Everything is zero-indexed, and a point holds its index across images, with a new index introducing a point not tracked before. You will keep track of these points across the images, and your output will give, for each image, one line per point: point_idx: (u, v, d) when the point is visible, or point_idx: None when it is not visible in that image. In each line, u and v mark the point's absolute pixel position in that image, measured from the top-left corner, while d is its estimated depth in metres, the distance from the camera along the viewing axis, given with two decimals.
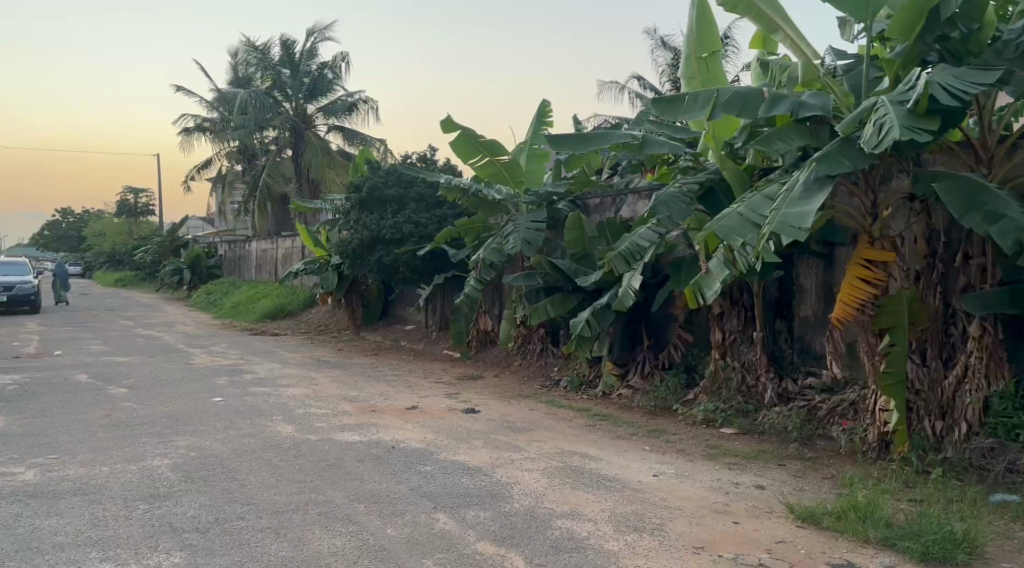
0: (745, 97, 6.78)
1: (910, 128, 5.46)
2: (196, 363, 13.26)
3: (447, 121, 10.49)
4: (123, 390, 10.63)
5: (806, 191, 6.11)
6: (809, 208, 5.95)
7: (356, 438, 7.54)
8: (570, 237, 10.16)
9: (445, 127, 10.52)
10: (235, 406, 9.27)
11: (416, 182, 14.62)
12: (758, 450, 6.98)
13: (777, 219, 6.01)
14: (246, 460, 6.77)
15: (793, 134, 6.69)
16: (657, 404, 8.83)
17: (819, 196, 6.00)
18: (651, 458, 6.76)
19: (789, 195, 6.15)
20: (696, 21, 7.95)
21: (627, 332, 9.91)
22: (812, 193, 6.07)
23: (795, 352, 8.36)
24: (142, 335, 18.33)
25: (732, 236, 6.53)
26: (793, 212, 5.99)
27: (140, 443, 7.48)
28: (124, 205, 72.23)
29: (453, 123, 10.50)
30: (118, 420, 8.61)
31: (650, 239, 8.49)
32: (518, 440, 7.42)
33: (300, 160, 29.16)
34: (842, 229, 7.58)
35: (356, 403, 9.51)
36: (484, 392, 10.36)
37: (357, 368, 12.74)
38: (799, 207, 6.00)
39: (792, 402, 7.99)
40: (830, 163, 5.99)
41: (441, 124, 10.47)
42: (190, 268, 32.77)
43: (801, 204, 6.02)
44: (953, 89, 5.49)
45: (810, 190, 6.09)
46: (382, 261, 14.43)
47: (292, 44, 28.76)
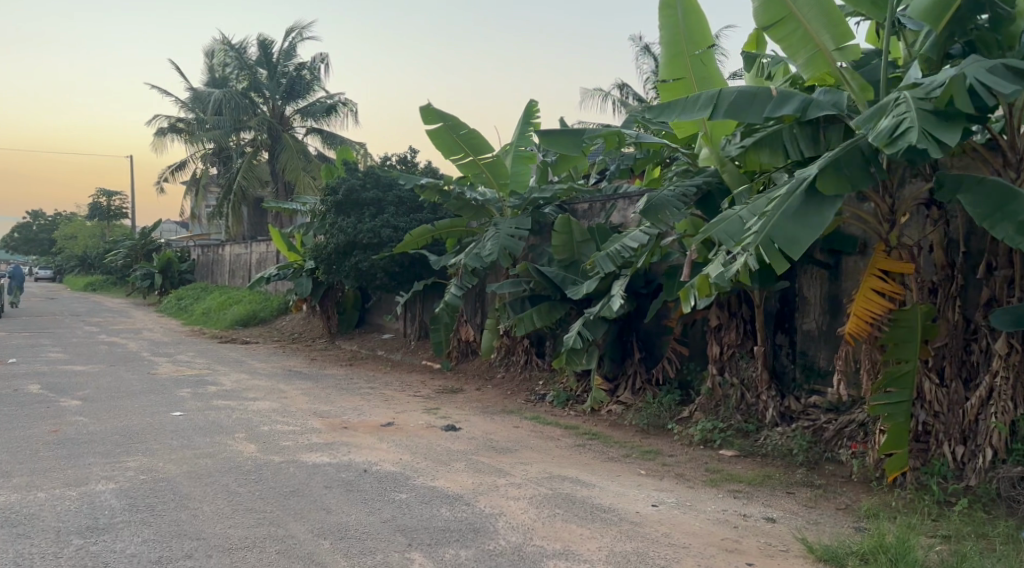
0: (749, 97, 6.21)
1: (930, 134, 4.94)
2: (160, 373, 12.50)
3: (427, 110, 9.91)
4: (76, 402, 9.89)
5: (806, 203, 5.59)
6: (804, 233, 5.47)
7: (324, 459, 6.89)
8: (559, 241, 9.62)
9: (425, 117, 9.94)
10: (195, 421, 8.57)
11: (395, 184, 14.01)
12: (764, 476, 6.44)
13: (766, 234, 5.52)
14: (201, 486, 6.10)
15: (788, 140, 6.35)
16: (650, 422, 8.28)
17: (819, 221, 5.50)
18: (648, 485, 6.18)
19: (786, 206, 5.60)
20: (682, 18, 7.37)
21: (618, 343, 9.34)
22: (812, 210, 5.56)
23: (797, 368, 7.82)
24: (106, 342, 17.48)
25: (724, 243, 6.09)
26: (788, 230, 5.50)
27: (85, 464, 6.77)
28: (97, 208, 70.79)
29: (434, 113, 9.92)
30: (64, 436, 7.88)
31: (641, 241, 8.10)
32: (503, 462, 6.81)
33: (276, 162, 28.44)
34: (851, 237, 7.07)
35: (327, 418, 8.85)
36: (464, 407, 9.74)
37: (331, 379, 12.09)
38: (794, 226, 5.50)
39: (795, 421, 7.46)
40: (831, 179, 5.50)
41: (420, 112, 9.90)
42: (161, 272, 31.83)
43: (798, 225, 5.51)
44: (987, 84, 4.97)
45: (810, 204, 5.58)
46: (359, 267, 13.79)
47: (270, 44, 28.11)
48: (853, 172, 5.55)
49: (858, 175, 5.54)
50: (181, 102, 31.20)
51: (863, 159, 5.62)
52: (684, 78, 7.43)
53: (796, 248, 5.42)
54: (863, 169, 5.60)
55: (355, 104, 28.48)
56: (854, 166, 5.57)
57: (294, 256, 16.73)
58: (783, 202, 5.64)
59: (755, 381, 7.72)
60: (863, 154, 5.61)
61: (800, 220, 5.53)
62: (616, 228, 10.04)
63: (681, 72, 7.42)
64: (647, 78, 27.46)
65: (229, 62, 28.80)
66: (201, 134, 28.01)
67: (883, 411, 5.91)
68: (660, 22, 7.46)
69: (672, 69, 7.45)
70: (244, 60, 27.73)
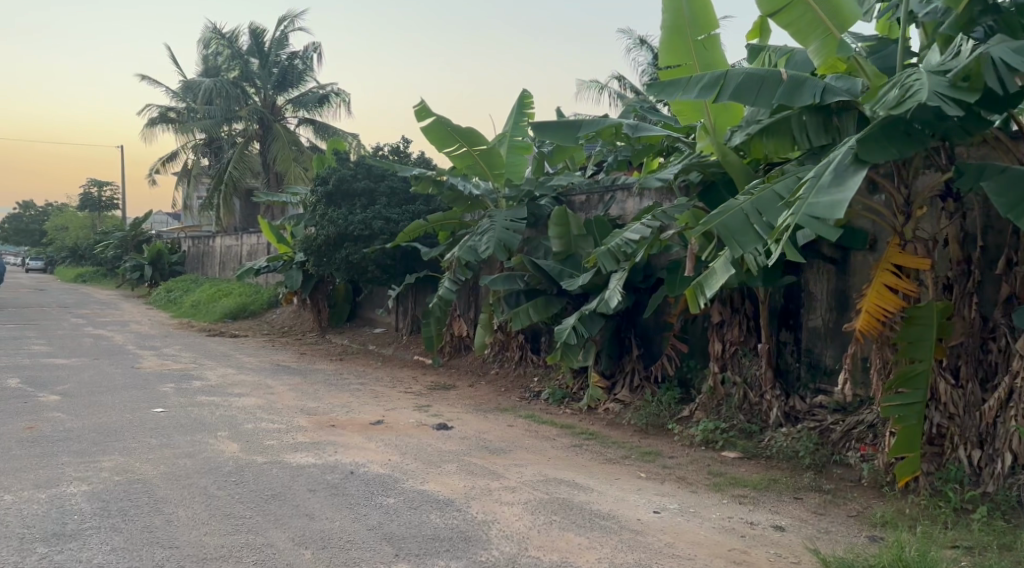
0: (760, 80, 5.88)
1: (941, 96, 4.83)
2: (144, 368, 12.15)
3: (421, 107, 9.57)
4: (55, 397, 9.53)
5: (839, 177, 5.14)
6: (843, 192, 4.90)
7: (310, 459, 6.58)
8: (554, 234, 9.28)
9: (418, 114, 9.61)
10: (177, 419, 8.23)
11: (387, 174, 13.68)
12: (768, 480, 6.14)
13: (803, 206, 4.97)
14: (178, 488, 5.78)
15: (800, 129, 6.03)
16: (650, 421, 7.98)
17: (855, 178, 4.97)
18: (649, 489, 5.87)
19: (819, 183, 5.11)
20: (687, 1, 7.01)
21: (615, 340, 9.03)
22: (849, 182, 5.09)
23: (802, 367, 7.52)
24: (91, 334, 17.11)
25: (741, 241, 5.65)
26: (827, 197, 4.94)
27: (57, 463, 6.45)
28: (88, 198, 70.09)
29: (427, 110, 9.58)
30: (38, 433, 7.54)
31: (642, 234, 7.73)
32: (497, 464, 6.51)
33: (267, 153, 28.06)
34: (861, 231, 6.78)
35: (314, 416, 8.53)
36: (457, 405, 9.42)
37: (319, 374, 11.76)
38: (831, 192, 4.96)
39: (800, 421, 7.18)
40: (871, 147, 5.02)
41: (413, 111, 9.56)
42: (151, 263, 31.41)
43: (833, 190, 4.97)
44: (1009, 59, 4.86)
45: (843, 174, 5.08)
46: (350, 259, 13.46)
47: (262, 33, 27.68)
48: (895, 146, 5.05)
49: (899, 145, 5.06)
50: (171, 92, 30.75)
51: (903, 133, 5.11)
52: (686, 64, 7.12)
53: (841, 205, 4.80)
54: (903, 139, 5.10)
55: (348, 94, 28.09)
56: (894, 139, 5.08)
57: (284, 249, 16.39)
58: (813, 180, 5.18)
59: (759, 380, 7.41)
60: (904, 128, 5.12)
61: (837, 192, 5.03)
62: (614, 220, 9.76)
63: (683, 57, 7.11)
64: (643, 70, 27.11)
65: (220, 51, 28.37)
66: (192, 124, 27.59)
67: (895, 413, 5.62)
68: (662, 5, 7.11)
69: (670, 54, 7.15)
70: (235, 49, 27.30)
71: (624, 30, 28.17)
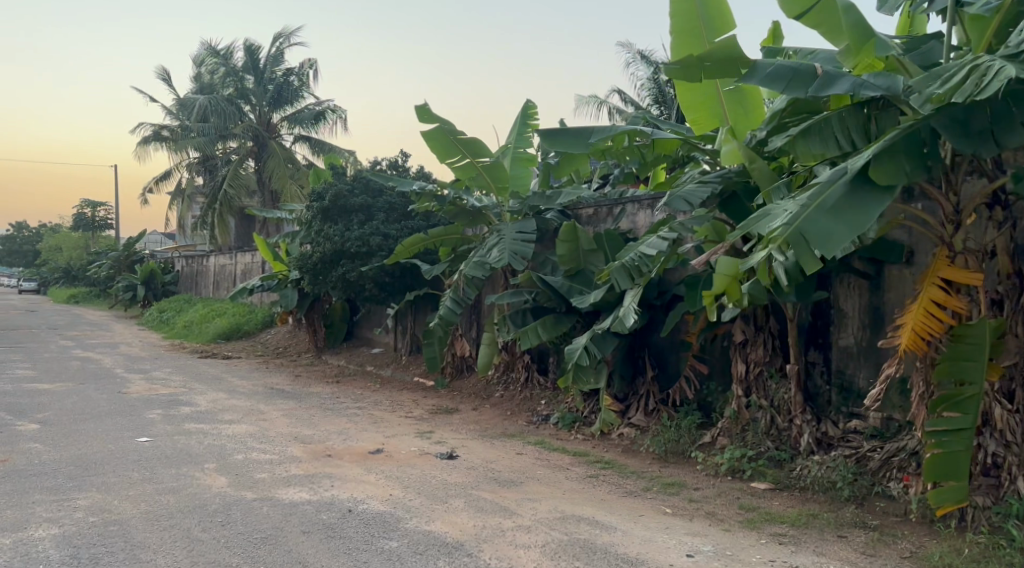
0: (793, 72, 5.46)
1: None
2: (130, 393, 11.59)
3: (423, 110, 9.11)
4: (33, 426, 8.97)
5: (851, 193, 4.84)
6: (840, 229, 4.70)
7: (304, 496, 6.04)
8: (563, 252, 8.82)
9: (421, 116, 9.14)
10: (162, 450, 7.67)
11: (385, 189, 13.21)
12: (807, 515, 5.64)
13: (796, 225, 4.80)
14: (158, 531, 5.22)
15: (842, 129, 5.45)
16: (669, 448, 7.45)
17: (855, 212, 4.74)
18: (678, 528, 5.35)
19: (824, 196, 4.88)
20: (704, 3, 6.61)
21: (629, 360, 8.54)
22: (857, 201, 4.79)
23: (833, 390, 7.02)
24: (79, 357, 16.54)
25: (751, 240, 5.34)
26: (826, 220, 4.75)
27: (29, 502, 5.89)
28: (82, 219, 69.60)
29: (430, 113, 9.13)
30: (11, 467, 6.99)
31: (659, 250, 7.16)
32: (508, 499, 5.96)
33: (263, 170, 27.62)
34: (897, 244, 6.31)
35: (310, 445, 7.99)
36: (461, 430, 8.90)
37: (315, 398, 11.21)
38: (830, 220, 4.75)
39: (834, 449, 6.64)
40: (883, 170, 4.72)
41: (416, 112, 9.10)
42: (144, 284, 30.88)
43: (836, 217, 4.76)
44: None
45: (853, 195, 4.82)
46: (346, 277, 12.96)
47: (256, 50, 27.33)
48: (912, 163, 4.75)
49: (911, 161, 4.75)
50: (164, 110, 30.36)
51: (922, 146, 4.82)
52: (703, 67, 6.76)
53: (829, 240, 4.67)
54: (923, 161, 4.78)
55: (344, 111, 27.72)
56: (912, 156, 4.77)
57: (279, 266, 15.87)
58: (820, 191, 4.93)
59: (787, 403, 6.88)
60: (922, 140, 4.84)
61: (842, 212, 4.77)
62: (625, 235, 9.28)
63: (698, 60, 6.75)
64: (642, 86, 26.67)
65: (215, 69, 27.99)
66: (185, 142, 27.18)
67: (935, 438, 5.16)
68: (675, 7, 6.70)
69: (685, 58, 6.78)
70: (229, 66, 26.92)
71: (623, 43, 27.93)
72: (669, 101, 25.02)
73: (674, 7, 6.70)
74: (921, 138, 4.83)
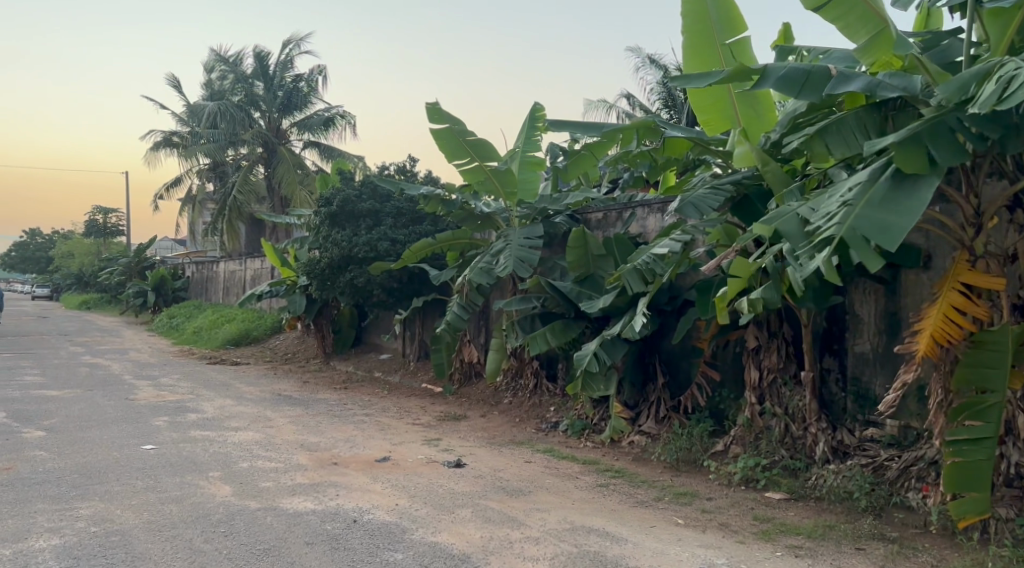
0: (807, 73, 5.35)
1: None
2: (138, 399, 11.53)
3: (434, 108, 9.01)
4: (39, 433, 8.91)
5: (895, 187, 4.71)
6: (894, 219, 4.53)
7: (308, 505, 5.93)
8: (572, 257, 8.70)
9: (432, 115, 9.06)
10: (167, 458, 7.59)
11: (393, 194, 13.13)
12: (824, 526, 5.49)
13: (847, 222, 4.64)
14: (159, 542, 5.12)
15: (859, 129, 5.33)
16: (680, 457, 7.30)
17: (905, 204, 4.59)
18: (691, 540, 5.21)
19: (868, 194, 4.75)
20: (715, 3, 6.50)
21: (639, 367, 8.40)
22: (903, 193, 4.65)
23: (849, 397, 6.86)
24: (88, 363, 16.54)
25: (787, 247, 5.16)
26: (879, 214, 4.59)
27: (31, 512, 5.81)
28: (94, 225, 69.99)
29: (440, 111, 9.05)
30: (14, 475, 6.92)
31: (670, 249, 6.96)
32: (516, 509, 5.84)
33: (272, 176, 27.64)
34: (914, 248, 6.15)
35: (316, 452, 7.89)
36: (469, 438, 8.78)
37: (322, 405, 11.11)
38: (881, 213, 4.59)
39: (850, 458, 6.48)
40: (906, 153, 4.58)
41: (426, 109, 9.01)
42: (155, 290, 30.94)
43: (887, 208, 4.61)
44: None
45: (898, 189, 4.69)
46: (355, 283, 12.88)
47: (266, 56, 27.37)
48: (945, 148, 4.60)
49: (945, 147, 4.60)
50: (175, 116, 30.45)
51: (950, 129, 4.68)
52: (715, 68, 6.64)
53: (888, 229, 4.48)
54: (952, 141, 4.63)
55: (353, 116, 27.71)
56: (943, 140, 4.62)
57: (287, 272, 15.80)
58: (863, 190, 4.80)
59: (802, 411, 6.73)
60: (951, 127, 4.69)
61: (892, 206, 4.62)
62: (635, 239, 9.15)
63: (709, 60, 6.64)
64: (651, 90, 26.54)
65: (225, 75, 28.05)
66: (196, 148, 27.23)
67: (954, 447, 5.01)
68: (686, 7, 6.56)
69: (696, 60, 6.65)
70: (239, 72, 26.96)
71: (632, 48, 27.84)
72: (679, 105, 24.90)
73: (685, 8, 6.57)
74: (950, 126, 4.69)
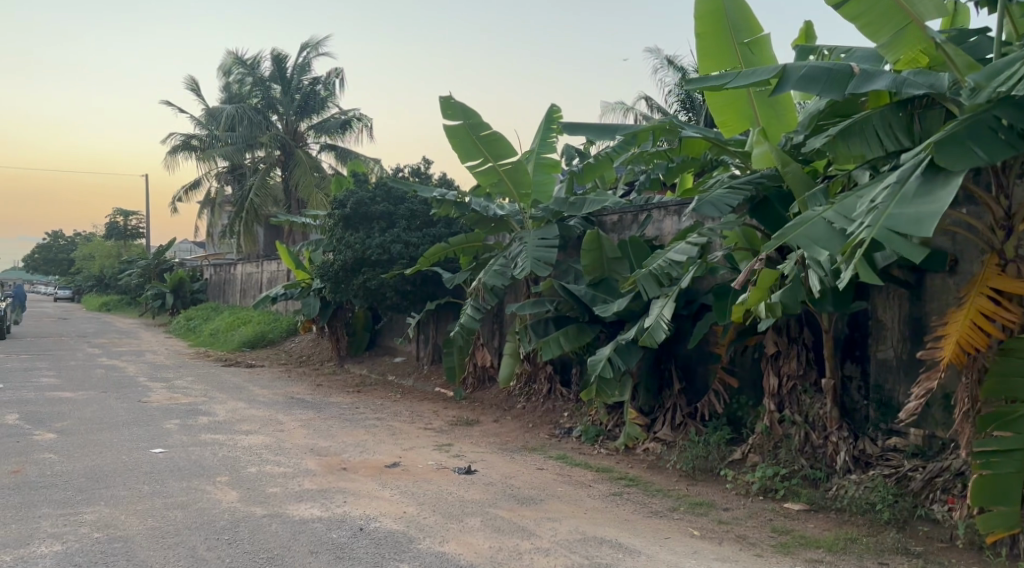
0: (828, 73, 5.18)
1: None
2: (151, 401, 11.50)
3: (446, 102, 8.92)
4: (50, 435, 8.87)
5: (926, 184, 4.50)
6: (927, 207, 4.31)
7: (314, 512, 5.82)
8: (588, 260, 8.56)
9: (445, 109, 8.96)
10: (175, 462, 7.51)
11: (407, 196, 13.03)
12: (845, 539, 5.31)
13: (879, 224, 4.42)
14: (161, 549, 5.02)
15: (883, 130, 5.14)
16: (696, 465, 7.12)
17: (939, 191, 4.37)
18: (706, 552, 5.04)
19: (899, 193, 4.53)
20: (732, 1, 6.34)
21: (654, 372, 8.24)
22: (936, 187, 4.43)
23: (871, 405, 6.64)
24: (105, 365, 16.57)
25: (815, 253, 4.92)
26: (911, 209, 4.36)
27: (34, 516, 5.74)
28: (115, 227, 70.69)
29: (453, 105, 8.94)
30: (22, 478, 6.87)
31: (687, 254, 6.84)
32: (526, 518, 5.69)
33: (289, 178, 27.70)
34: (940, 252, 5.95)
35: (325, 457, 7.78)
36: (481, 444, 8.63)
37: (334, 409, 11.02)
38: (914, 205, 4.38)
39: (872, 468, 6.28)
40: (955, 154, 4.34)
41: (439, 103, 8.91)
42: (173, 291, 31.11)
43: (921, 202, 4.38)
44: None
45: (931, 184, 4.46)
46: (368, 285, 12.80)
47: (284, 59, 27.44)
48: (984, 145, 4.39)
49: (985, 145, 4.40)
50: (193, 119, 30.62)
51: (991, 130, 4.48)
52: (732, 67, 6.48)
53: (923, 220, 4.23)
54: (994, 140, 4.44)
55: (370, 119, 27.70)
56: (983, 139, 4.43)
57: (302, 275, 15.76)
58: (894, 190, 4.59)
59: (823, 419, 6.55)
60: (989, 125, 4.49)
61: (925, 201, 4.38)
62: (651, 242, 8.98)
63: (726, 61, 6.47)
64: (669, 92, 26.31)
65: (243, 79, 28.15)
66: (214, 151, 27.34)
67: (983, 458, 4.80)
68: (699, 7, 6.41)
69: (711, 62, 6.49)
70: (257, 76, 27.04)
71: (650, 49, 27.56)
72: (697, 107, 24.68)
73: (698, 9, 6.41)
74: (987, 124, 4.50)
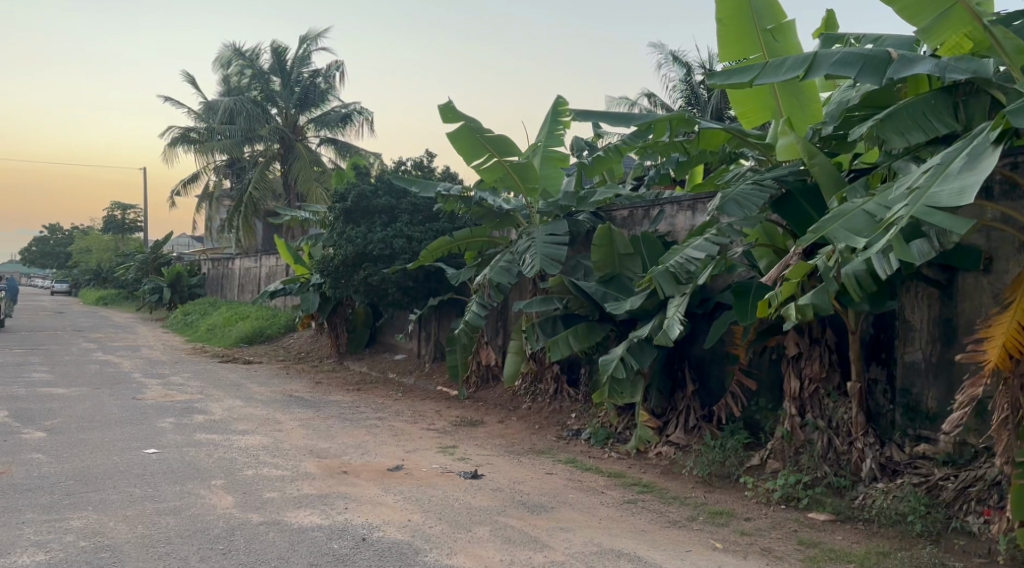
0: (864, 60, 4.87)
1: None
2: (144, 399, 11.16)
3: (447, 108, 8.60)
4: (39, 434, 8.55)
5: (970, 159, 4.26)
6: (969, 178, 4.10)
7: (313, 519, 5.52)
8: (599, 256, 8.26)
9: (446, 116, 8.64)
10: (168, 463, 7.19)
11: (410, 190, 12.71)
12: (875, 552, 5.02)
13: (919, 201, 4.21)
14: (152, 559, 4.71)
15: (930, 112, 4.87)
16: (713, 471, 6.82)
17: (983, 164, 4.14)
18: None
19: (938, 174, 4.33)
20: None
21: (667, 373, 7.94)
22: (979, 160, 4.20)
23: (897, 410, 6.34)
24: (99, 360, 16.22)
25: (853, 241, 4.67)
26: (952, 184, 4.16)
27: (18, 522, 5.43)
28: (113, 221, 70.28)
29: (454, 111, 8.62)
30: (7, 480, 6.55)
31: (709, 248, 6.52)
32: (538, 528, 5.39)
33: (289, 172, 27.35)
34: (973, 249, 5.69)
35: (324, 460, 7.46)
36: (486, 446, 8.33)
37: (333, 408, 10.69)
38: (954, 180, 4.18)
39: (900, 476, 5.98)
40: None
41: (439, 112, 8.59)
42: (170, 286, 30.76)
43: (964, 175, 4.17)
44: None
45: (973, 158, 4.24)
46: (370, 281, 12.48)
47: (283, 51, 27.07)
48: None
49: None
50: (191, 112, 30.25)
51: None
52: (755, 56, 6.15)
53: (964, 191, 4.02)
54: None
55: (371, 113, 27.36)
56: None
57: (301, 269, 15.43)
58: (937, 170, 4.37)
59: (847, 424, 6.25)
60: None
61: (968, 173, 4.16)
62: (663, 238, 8.69)
63: (748, 47, 6.14)
64: (674, 88, 25.95)
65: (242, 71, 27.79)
66: (212, 144, 26.98)
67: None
68: None
69: (732, 47, 6.15)
70: (257, 68, 26.67)
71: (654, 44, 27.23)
72: (702, 102, 24.32)
73: None
74: None
